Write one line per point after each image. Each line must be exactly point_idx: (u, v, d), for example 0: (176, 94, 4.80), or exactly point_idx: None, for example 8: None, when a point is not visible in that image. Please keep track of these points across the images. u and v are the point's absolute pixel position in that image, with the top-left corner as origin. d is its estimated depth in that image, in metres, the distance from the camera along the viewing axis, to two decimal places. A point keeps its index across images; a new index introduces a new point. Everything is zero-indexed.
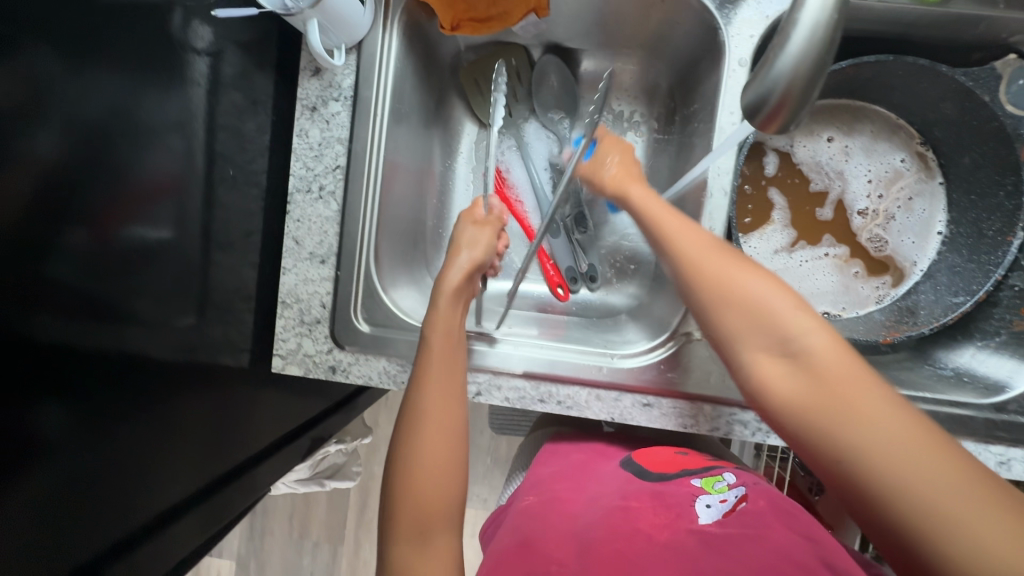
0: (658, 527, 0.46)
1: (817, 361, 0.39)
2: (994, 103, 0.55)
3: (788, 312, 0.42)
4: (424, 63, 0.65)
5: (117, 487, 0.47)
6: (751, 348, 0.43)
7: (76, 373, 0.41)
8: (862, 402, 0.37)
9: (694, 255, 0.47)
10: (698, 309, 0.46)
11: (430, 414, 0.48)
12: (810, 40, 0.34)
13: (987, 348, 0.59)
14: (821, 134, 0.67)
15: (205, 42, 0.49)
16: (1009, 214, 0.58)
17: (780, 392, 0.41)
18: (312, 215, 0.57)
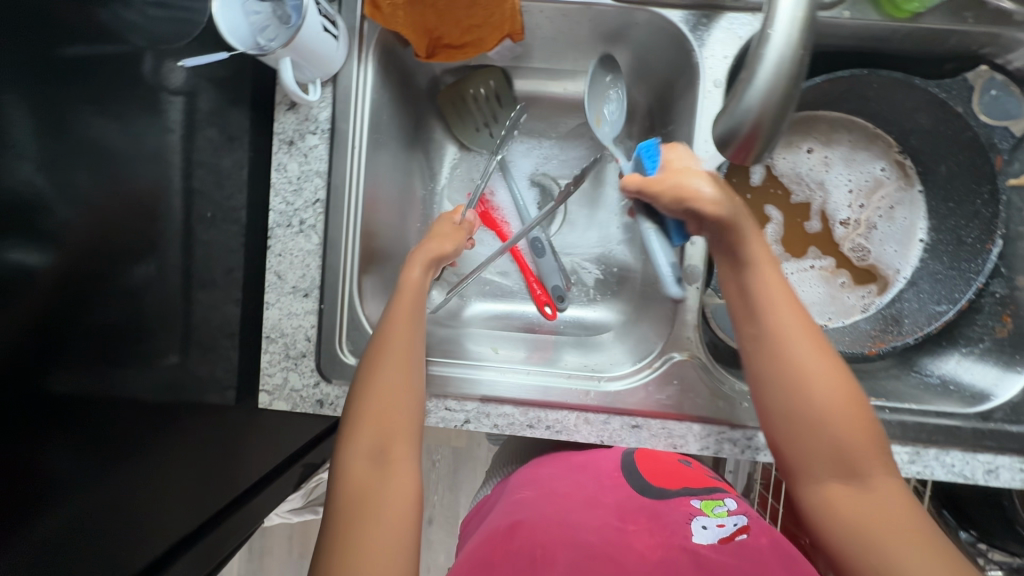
0: (651, 547, 0.46)
1: (880, 495, 0.43)
2: (969, 114, 0.56)
3: (866, 441, 0.44)
4: (400, 89, 0.65)
5: (126, 526, 0.48)
6: (825, 462, 0.44)
7: (77, 419, 0.42)
8: (897, 538, 0.41)
9: (795, 354, 0.46)
10: (774, 402, 0.46)
11: (391, 360, 0.50)
12: (777, 75, 0.34)
13: (971, 355, 0.59)
14: (801, 146, 0.67)
15: (177, 83, 0.49)
16: (987, 221, 0.58)
17: (836, 506, 0.44)
18: (293, 249, 0.57)
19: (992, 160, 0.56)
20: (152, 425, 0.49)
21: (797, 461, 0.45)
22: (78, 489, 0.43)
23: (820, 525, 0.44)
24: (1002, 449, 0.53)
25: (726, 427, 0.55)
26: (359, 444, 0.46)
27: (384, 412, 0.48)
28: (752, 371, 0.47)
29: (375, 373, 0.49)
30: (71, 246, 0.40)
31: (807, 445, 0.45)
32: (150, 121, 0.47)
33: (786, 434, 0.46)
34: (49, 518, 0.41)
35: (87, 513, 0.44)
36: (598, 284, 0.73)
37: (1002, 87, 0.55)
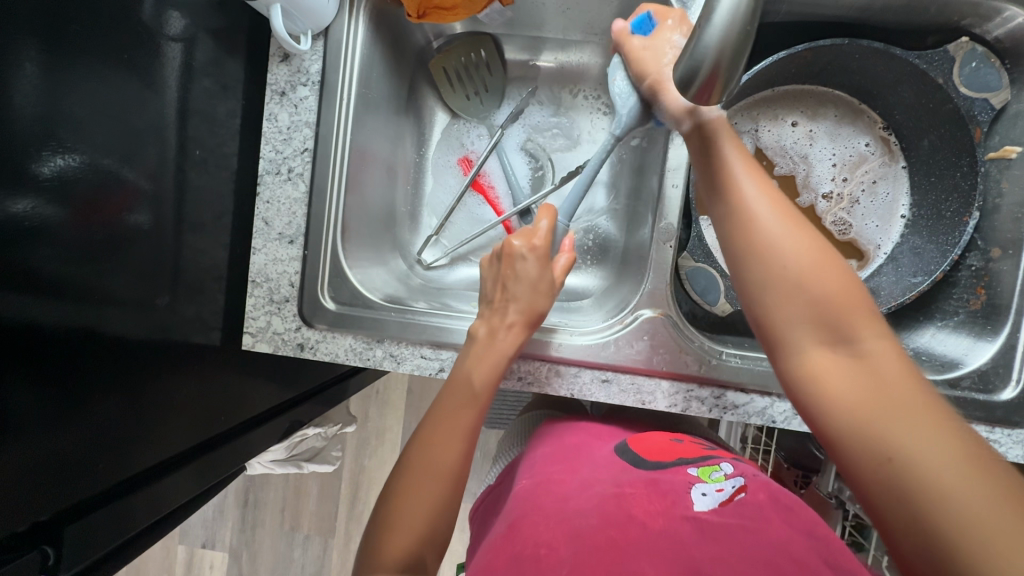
0: (652, 515, 0.48)
1: (871, 356, 0.41)
2: (948, 85, 0.56)
3: (848, 300, 0.43)
4: (393, 50, 0.67)
5: (109, 442, 0.50)
6: (807, 327, 0.43)
7: (44, 343, 0.43)
8: (900, 396, 0.38)
9: (763, 213, 0.47)
10: (747, 271, 0.46)
11: (431, 464, 0.49)
12: (727, 23, 0.36)
13: (946, 327, 0.59)
14: (786, 119, 0.67)
15: (176, 29, 0.51)
16: (966, 194, 0.58)
17: (824, 372, 0.42)
18: (281, 197, 0.59)
19: (971, 131, 0.56)
20: (139, 354, 0.51)
21: (778, 330, 0.45)
22: (60, 417, 0.45)
23: (806, 390, 0.43)
24: (968, 416, 0.54)
25: (695, 385, 0.56)
26: (393, 548, 0.45)
27: (419, 522, 0.46)
28: (725, 241, 0.48)
29: (411, 474, 0.49)
30: (69, 180, 0.43)
31: (786, 305, 0.44)
32: (148, 64, 0.49)
33: (768, 297, 0.45)
34: (41, 441, 0.44)
35: (76, 436, 0.47)
36: (585, 251, 0.74)
37: (983, 59, 0.56)
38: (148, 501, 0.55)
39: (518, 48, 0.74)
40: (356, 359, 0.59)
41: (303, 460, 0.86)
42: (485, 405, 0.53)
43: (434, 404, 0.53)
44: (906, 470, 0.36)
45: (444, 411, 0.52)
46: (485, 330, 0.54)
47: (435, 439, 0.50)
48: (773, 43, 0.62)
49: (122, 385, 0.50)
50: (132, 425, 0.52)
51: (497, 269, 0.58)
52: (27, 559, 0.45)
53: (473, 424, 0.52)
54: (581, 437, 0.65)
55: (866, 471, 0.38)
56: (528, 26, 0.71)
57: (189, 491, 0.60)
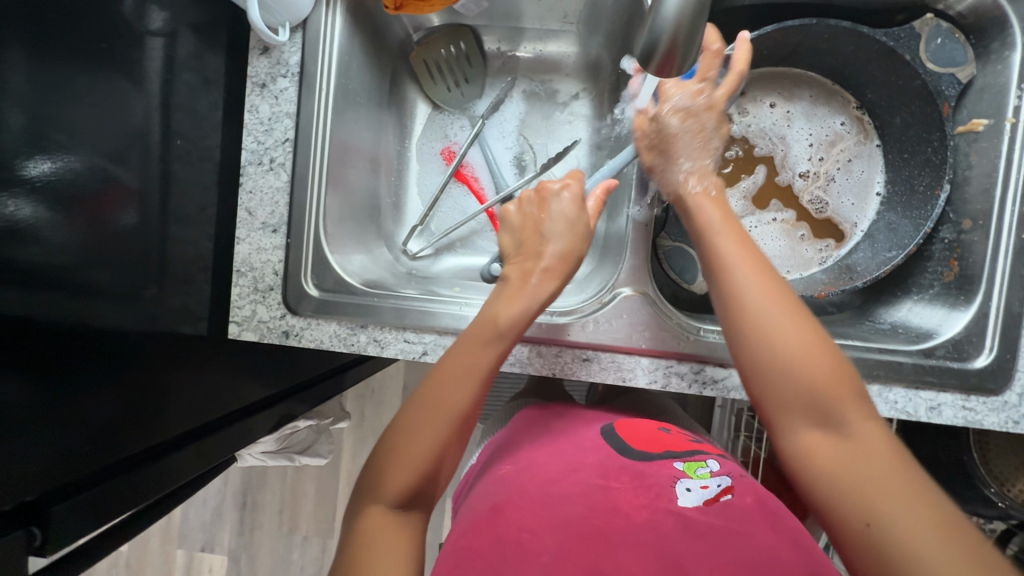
0: (637, 508, 0.49)
1: (861, 440, 0.42)
2: (916, 61, 0.57)
3: (841, 386, 0.44)
4: (372, 43, 0.68)
5: (100, 431, 0.52)
6: (800, 411, 0.44)
7: (37, 337, 0.45)
8: (889, 476, 0.40)
9: (762, 302, 0.46)
10: (743, 349, 0.47)
11: (433, 408, 0.49)
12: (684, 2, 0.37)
13: (922, 300, 0.60)
14: (765, 101, 0.68)
15: (158, 24, 0.51)
16: (937, 168, 0.59)
17: (818, 458, 0.43)
18: (264, 186, 0.60)
19: (939, 106, 0.57)
20: (131, 344, 0.53)
21: (778, 413, 0.46)
22: (48, 404, 0.47)
23: (803, 482, 0.45)
24: (943, 386, 0.54)
25: (673, 361, 0.57)
26: (390, 485, 0.47)
27: (415, 469, 0.47)
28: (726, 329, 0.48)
29: (427, 399, 0.49)
30: (52, 189, 0.45)
31: (784, 400, 0.45)
32: (128, 58, 0.50)
33: (766, 399, 0.46)
34: (31, 424, 0.46)
35: (67, 422, 0.48)
36: None
37: (948, 34, 0.57)
38: (145, 481, 0.56)
39: (497, 38, 0.75)
40: (341, 344, 0.60)
41: (295, 453, 0.87)
42: (509, 344, 0.51)
43: (462, 337, 0.52)
44: (894, 551, 0.38)
45: (466, 345, 0.51)
46: (517, 275, 0.54)
47: (453, 371, 0.50)
48: (744, 26, 0.63)
49: (114, 372, 0.52)
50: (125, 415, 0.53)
51: (529, 211, 0.58)
52: (16, 538, 0.46)
53: (493, 363, 0.51)
54: (569, 425, 0.66)
55: (853, 541, 0.41)
56: (506, 17, 0.72)
57: (187, 473, 0.61)
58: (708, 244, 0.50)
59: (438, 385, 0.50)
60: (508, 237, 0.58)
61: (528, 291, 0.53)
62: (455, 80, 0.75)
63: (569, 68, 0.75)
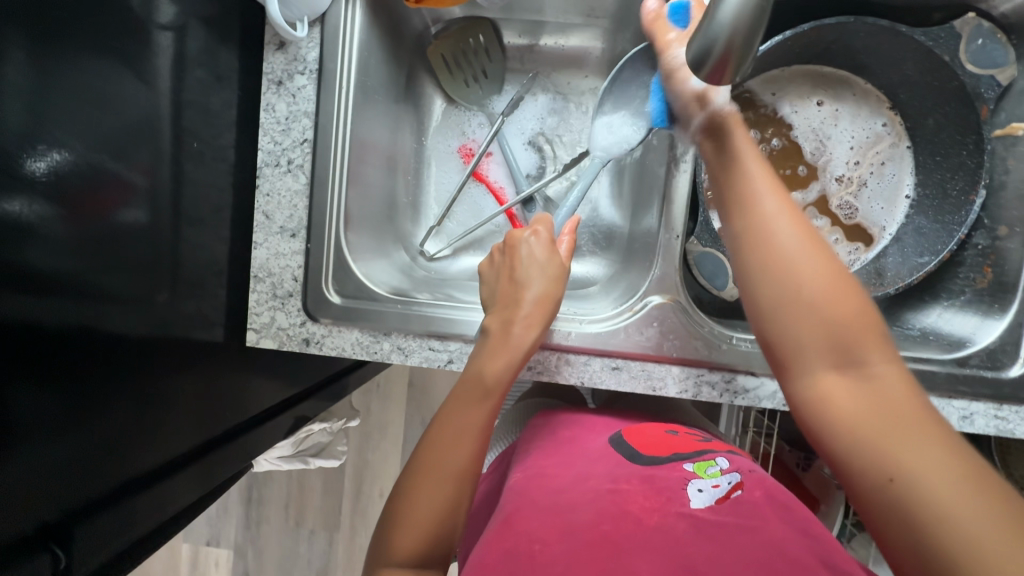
0: (647, 511, 0.48)
1: (881, 379, 0.40)
2: (955, 63, 0.55)
3: (864, 326, 0.41)
4: (390, 37, 0.65)
5: (108, 450, 0.49)
6: (816, 350, 0.42)
7: (50, 347, 0.43)
8: (907, 417, 0.38)
9: (781, 231, 0.45)
10: (759, 287, 0.45)
11: (436, 465, 0.49)
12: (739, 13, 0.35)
13: (953, 307, 0.59)
14: (813, 98, 0.66)
15: (167, 17, 0.49)
16: (972, 172, 0.58)
17: (832, 395, 0.41)
18: (281, 189, 0.58)
19: (978, 109, 0.56)
20: (143, 357, 0.51)
21: (791, 355, 0.43)
22: (63, 422, 0.45)
23: (813, 421, 0.42)
24: (977, 395, 0.54)
25: (705, 370, 0.56)
26: (400, 547, 0.46)
27: (424, 523, 0.46)
28: (740, 260, 0.46)
29: (429, 460, 0.49)
30: (53, 183, 0.42)
31: (799, 325, 0.43)
32: (138, 54, 0.47)
33: (776, 321, 0.44)
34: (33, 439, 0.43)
35: (81, 440, 0.47)
36: (588, 239, 0.73)
37: (988, 34, 0.55)
38: (145, 506, 0.53)
39: (517, 32, 0.72)
40: (363, 352, 0.59)
41: (309, 456, 0.86)
42: (497, 398, 0.52)
43: (449, 399, 0.53)
44: (916, 498, 0.35)
45: (459, 406, 0.51)
46: (498, 326, 0.53)
47: (452, 429, 0.50)
48: (776, 23, 0.61)
49: (125, 389, 0.50)
50: (135, 433, 0.51)
51: (501, 263, 0.58)
52: (37, 562, 0.44)
53: (486, 420, 0.51)
54: (576, 430, 0.65)
55: (868, 490, 0.38)
56: (527, 11, 0.69)
57: (188, 495, 0.58)
58: (729, 176, 0.48)
59: (436, 446, 0.50)
60: (489, 284, 0.58)
61: (515, 345, 0.52)
62: (478, 79, 0.72)
63: (590, 64, 0.72)
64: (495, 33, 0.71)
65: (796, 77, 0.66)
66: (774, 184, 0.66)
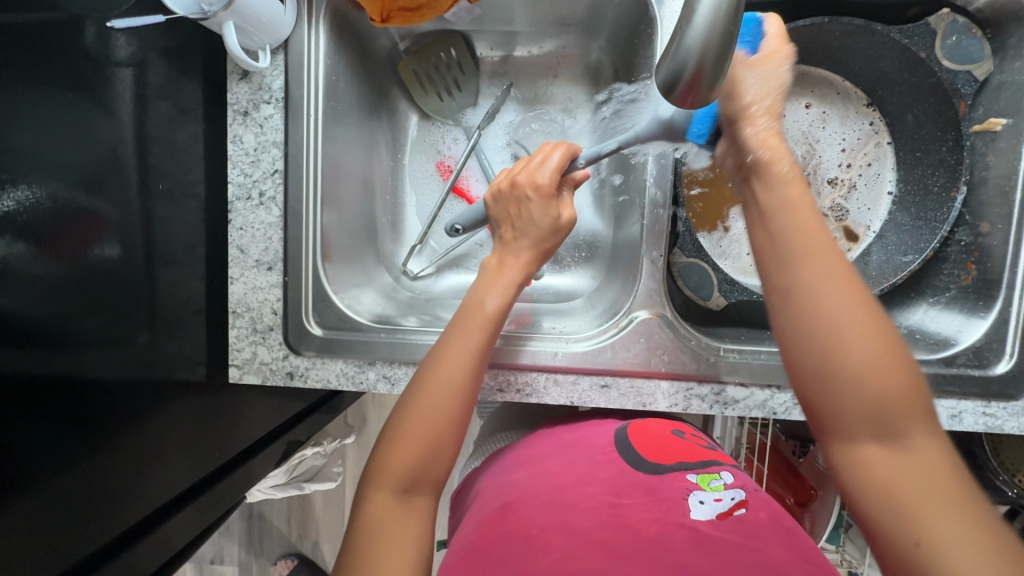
0: (646, 522, 0.44)
1: (921, 455, 0.38)
2: (932, 59, 0.55)
3: (903, 395, 0.39)
4: (357, 55, 0.63)
5: (106, 499, 0.48)
6: (861, 419, 0.39)
7: (35, 396, 0.41)
8: (947, 499, 0.36)
9: (826, 301, 0.41)
10: (798, 342, 0.42)
11: (432, 391, 0.47)
12: (707, 40, 0.34)
13: (938, 304, 0.59)
14: (799, 100, 0.65)
15: (123, 52, 0.46)
16: (952, 169, 0.58)
17: (870, 466, 0.39)
18: (254, 222, 0.58)
19: (956, 105, 0.56)
20: (140, 400, 0.50)
21: (832, 414, 0.41)
22: (60, 474, 0.44)
23: (850, 485, 0.40)
24: (965, 394, 0.54)
25: (693, 383, 0.56)
26: (393, 466, 0.45)
27: (420, 449, 0.45)
28: (781, 323, 0.43)
29: (423, 386, 0.47)
30: (20, 220, 0.39)
31: (842, 395, 0.40)
32: (95, 93, 0.45)
33: (821, 387, 0.41)
34: (33, 487, 0.42)
35: (80, 491, 0.46)
36: (574, 250, 0.72)
37: (964, 30, 0.54)
38: (146, 552, 0.53)
39: (488, 43, 0.71)
40: (349, 382, 0.58)
41: (304, 481, 0.85)
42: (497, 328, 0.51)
43: (447, 328, 0.51)
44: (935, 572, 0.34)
45: (447, 339, 0.50)
46: (496, 260, 0.54)
47: (443, 360, 0.48)
48: (751, 26, 0.60)
49: (120, 434, 0.48)
50: (132, 478, 0.51)
51: (501, 209, 0.55)
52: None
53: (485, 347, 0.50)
54: (581, 429, 0.60)
55: (893, 559, 0.37)
56: (498, 22, 0.67)
57: (183, 538, 0.58)
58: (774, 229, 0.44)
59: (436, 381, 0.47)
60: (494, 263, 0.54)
61: (511, 275, 0.53)
62: (448, 92, 0.71)
63: (564, 71, 0.71)
64: (463, 43, 0.69)
65: None
66: None
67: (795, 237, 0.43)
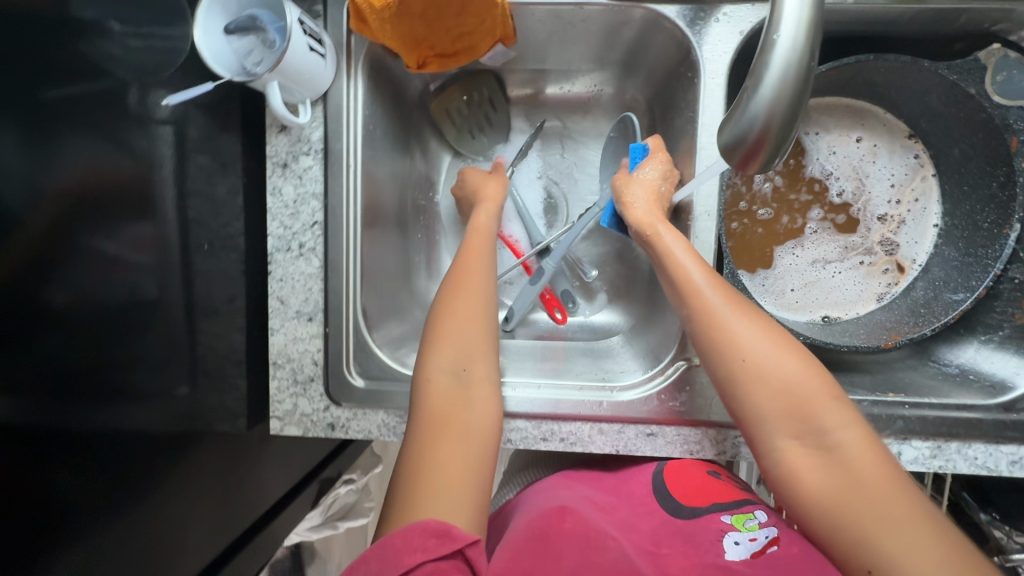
0: (685, 570, 0.42)
1: (839, 444, 0.41)
2: (982, 94, 0.53)
3: (810, 386, 0.43)
4: (391, 98, 0.63)
5: (149, 554, 0.48)
6: (777, 422, 0.43)
7: (83, 458, 0.41)
8: (869, 484, 0.39)
9: (721, 315, 0.46)
10: (712, 361, 0.46)
11: (456, 310, 0.50)
12: (777, 102, 0.34)
13: (990, 343, 0.58)
14: (850, 135, 0.64)
15: (167, 113, 0.46)
16: (1003, 206, 0.56)
17: (801, 469, 0.42)
18: (294, 273, 0.58)
19: (1008, 141, 0.53)
20: (180, 454, 0.50)
21: (753, 422, 0.44)
22: (105, 529, 0.44)
23: (788, 491, 0.42)
24: None
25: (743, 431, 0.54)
26: (438, 367, 0.47)
27: (459, 341, 0.48)
28: (698, 348, 0.47)
29: (447, 304, 0.50)
30: (70, 282, 0.39)
31: (758, 401, 0.43)
32: (141, 157, 0.44)
33: (738, 397, 0.44)
34: (71, 544, 0.41)
35: (122, 544, 0.45)
36: (608, 286, 0.71)
37: (1017, 65, 0.53)
38: None
39: (520, 81, 0.70)
40: (390, 433, 0.58)
41: (338, 519, 0.85)
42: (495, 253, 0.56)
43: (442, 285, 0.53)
44: None
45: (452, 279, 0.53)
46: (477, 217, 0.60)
47: (455, 294, 0.51)
48: None
49: (162, 489, 0.49)
50: (173, 533, 0.50)
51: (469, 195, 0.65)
52: None
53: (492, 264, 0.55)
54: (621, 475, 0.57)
55: (846, 556, 0.39)
56: (530, 60, 0.67)
57: None
58: (671, 265, 0.50)
59: (447, 312, 0.50)
60: (479, 248, 0.55)
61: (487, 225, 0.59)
62: (479, 131, 0.71)
63: (596, 107, 0.70)
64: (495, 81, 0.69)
65: (827, 117, 0.64)
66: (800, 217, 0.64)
67: (685, 265, 0.49)
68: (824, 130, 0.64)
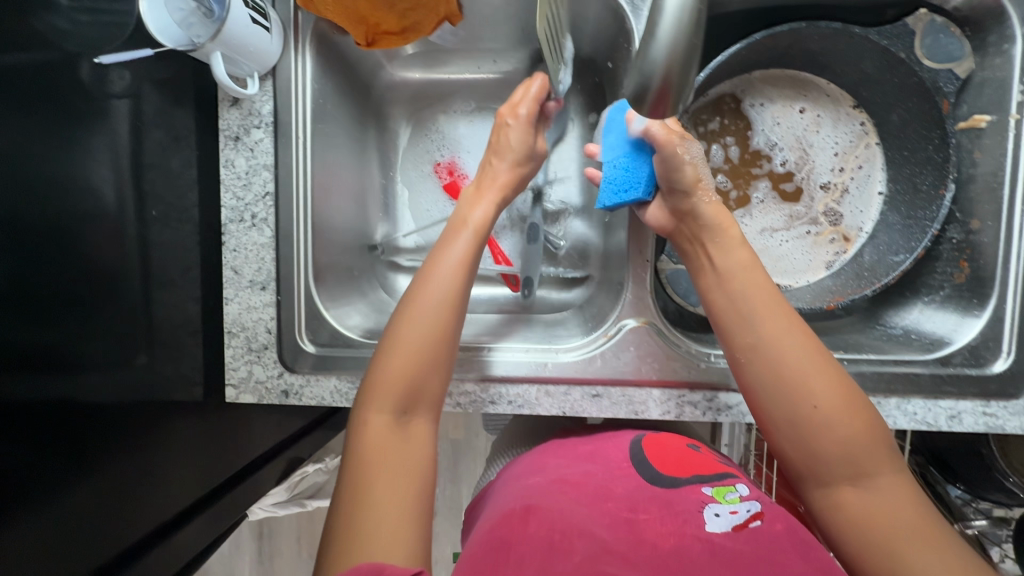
0: (662, 537, 0.40)
1: (887, 492, 0.40)
2: (911, 59, 0.55)
3: (867, 437, 0.41)
4: (343, 76, 0.65)
5: (115, 507, 0.49)
6: (836, 470, 0.41)
7: (38, 410, 0.42)
8: (919, 538, 0.38)
9: (788, 356, 0.43)
10: (766, 398, 0.44)
11: (407, 351, 0.47)
12: (673, 50, 0.35)
13: (933, 303, 0.59)
14: (794, 105, 0.65)
15: (119, 85, 0.48)
16: (939, 167, 0.57)
17: (847, 509, 0.41)
18: (248, 243, 0.60)
19: (939, 103, 0.56)
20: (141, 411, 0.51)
21: (803, 461, 0.42)
22: (69, 478, 0.44)
23: (832, 529, 0.42)
24: (963, 394, 0.53)
25: (685, 390, 0.55)
26: (377, 417, 0.45)
27: (402, 382, 0.47)
28: (749, 384, 0.45)
29: (400, 334, 0.48)
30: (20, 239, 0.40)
31: (812, 443, 0.42)
32: (92, 125, 0.46)
33: (791, 438, 0.43)
34: (30, 508, 0.42)
35: (87, 495, 0.46)
36: (568, 260, 0.72)
37: (943, 29, 0.55)
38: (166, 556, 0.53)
39: (474, 61, 0.72)
40: (343, 399, 0.60)
41: (307, 498, 0.85)
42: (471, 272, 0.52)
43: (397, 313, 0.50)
44: None
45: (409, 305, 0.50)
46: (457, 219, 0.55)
47: (408, 319, 0.49)
48: (728, 35, 0.61)
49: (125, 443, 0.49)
50: (141, 488, 0.51)
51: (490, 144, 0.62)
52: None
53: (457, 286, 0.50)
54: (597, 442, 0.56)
55: None
56: (483, 39, 0.69)
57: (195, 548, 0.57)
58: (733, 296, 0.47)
59: (394, 359, 0.47)
60: (452, 263, 0.51)
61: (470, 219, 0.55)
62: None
63: None
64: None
65: (771, 87, 0.65)
66: (747, 185, 0.65)
67: (753, 297, 0.46)
68: (768, 100, 0.66)
